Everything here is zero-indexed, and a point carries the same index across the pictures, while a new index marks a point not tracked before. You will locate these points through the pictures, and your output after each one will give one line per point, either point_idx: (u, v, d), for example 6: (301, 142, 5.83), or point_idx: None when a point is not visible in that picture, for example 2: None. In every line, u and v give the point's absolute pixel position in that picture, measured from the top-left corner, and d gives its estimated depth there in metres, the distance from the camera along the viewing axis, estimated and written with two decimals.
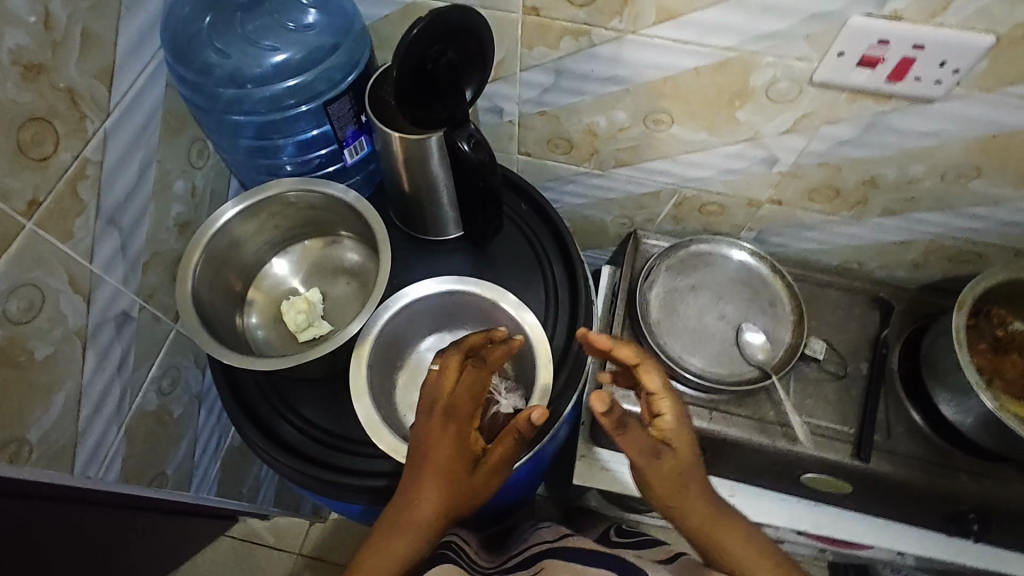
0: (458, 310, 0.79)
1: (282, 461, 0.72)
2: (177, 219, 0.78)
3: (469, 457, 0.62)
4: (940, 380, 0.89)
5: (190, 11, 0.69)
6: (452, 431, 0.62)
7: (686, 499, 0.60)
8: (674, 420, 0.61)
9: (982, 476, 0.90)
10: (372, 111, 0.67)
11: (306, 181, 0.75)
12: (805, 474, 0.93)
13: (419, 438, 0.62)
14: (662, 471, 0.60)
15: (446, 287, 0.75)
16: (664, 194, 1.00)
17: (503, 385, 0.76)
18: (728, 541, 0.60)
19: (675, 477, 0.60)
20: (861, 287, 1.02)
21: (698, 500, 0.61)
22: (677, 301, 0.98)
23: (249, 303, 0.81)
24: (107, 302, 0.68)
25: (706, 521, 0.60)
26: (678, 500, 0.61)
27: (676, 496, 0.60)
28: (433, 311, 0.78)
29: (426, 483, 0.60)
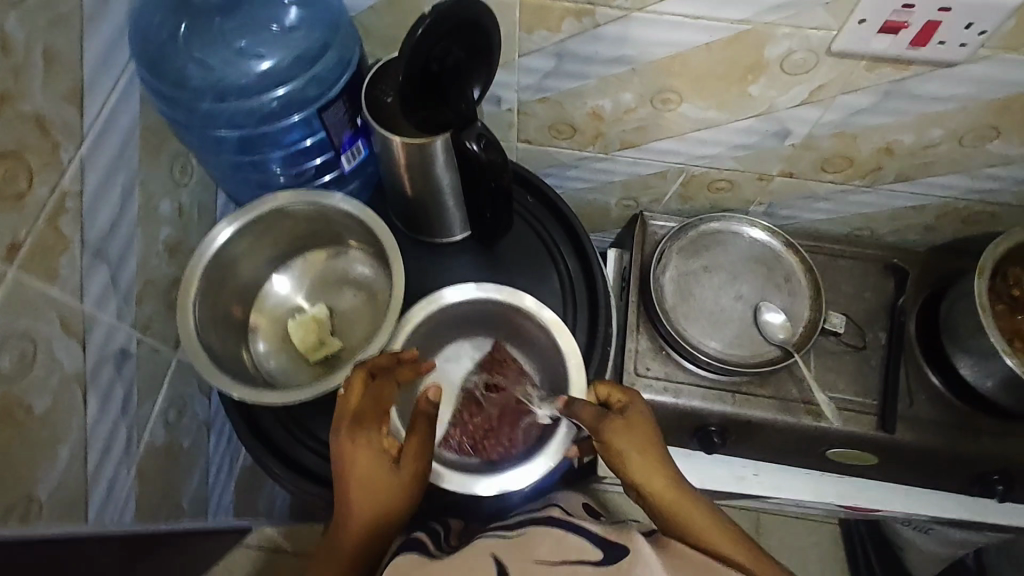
0: (477, 316, 0.76)
1: (305, 488, 0.69)
2: (167, 242, 0.73)
3: (386, 457, 0.59)
4: (960, 344, 0.88)
5: (163, 20, 0.64)
6: (362, 439, 0.58)
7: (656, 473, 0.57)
8: (629, 397, 0.62)
9: (1005, 437, 0.90)
10: (369, 113, 0.63)
11: (303, 194, 0.70)
12: (830, 449, 0.92)
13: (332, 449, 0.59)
14: (622, 442, 0.58)
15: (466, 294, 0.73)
16: (672, 174, 0.96)
17: (535, 394, 0.74)
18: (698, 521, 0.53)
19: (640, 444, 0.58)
20: (874, 254, 1.01)
21: (662, 475, 0.56)
22: (691, 284, 0.96)
23: (253, 329, 0.76)
24: (103, 340, 0.64)
25: (675, 501, 0.55)
26: (646, 471, 0.57)
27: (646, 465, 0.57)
28: (453, 318, 0.75)
29: (347, 492, 0.57)
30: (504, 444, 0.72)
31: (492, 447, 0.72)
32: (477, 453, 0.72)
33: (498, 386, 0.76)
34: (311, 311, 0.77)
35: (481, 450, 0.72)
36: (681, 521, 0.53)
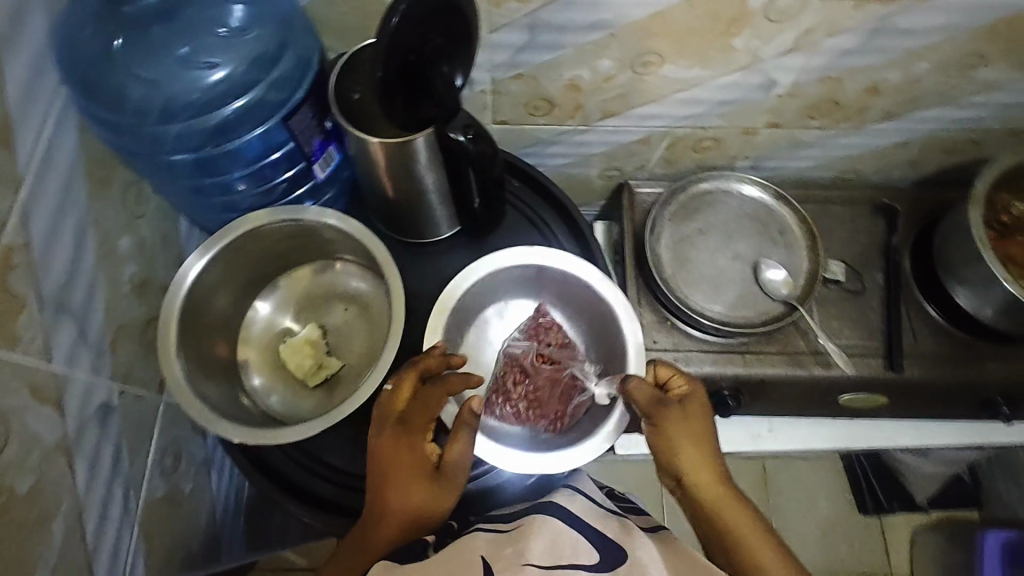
0: (518, 280, 0.75)
1: (326, 521, 0.66)
2: (133, 280, 0.67)
3: (427, 463, 0.57)
4: (956, 275, 0.89)
5: (93, 32, 0.56)
6: (406, 442, 0.57)
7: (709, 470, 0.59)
8: (692, 387, 0.63)
9: (1006, 360, 0.91)
10: (336, 112, 0.59)
11: (277, 211, 0.65)
12: (843, 396, 0.93)
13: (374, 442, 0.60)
14: (679, 429, 0.59)
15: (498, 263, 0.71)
16: (655, 138, 0.93)
17: (589, 369, 0.71)
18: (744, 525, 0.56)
19: (694, 439, 0.59)
20: (862, 195, 1.00)
21: (711, 469, 0.59)
22: (687, 249, 0.94)
23: (242, 363, 0.71)
24: (81, 400, 0.58)
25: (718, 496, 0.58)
26: (697, 467, 0.58)
27: (700, 459, 0.59)
28: (491, 284, 0.74)
29: (381, 493, 0.56)
30: (550, 420, 0.70)
31: (537, 417, 0.70)
32: (521, 421, 0.70)
33: (549, 353, 0.72)
34: (302, 332, 0.72)
35: (525, 420, 0.71)
36: (722, 516, 0.57)
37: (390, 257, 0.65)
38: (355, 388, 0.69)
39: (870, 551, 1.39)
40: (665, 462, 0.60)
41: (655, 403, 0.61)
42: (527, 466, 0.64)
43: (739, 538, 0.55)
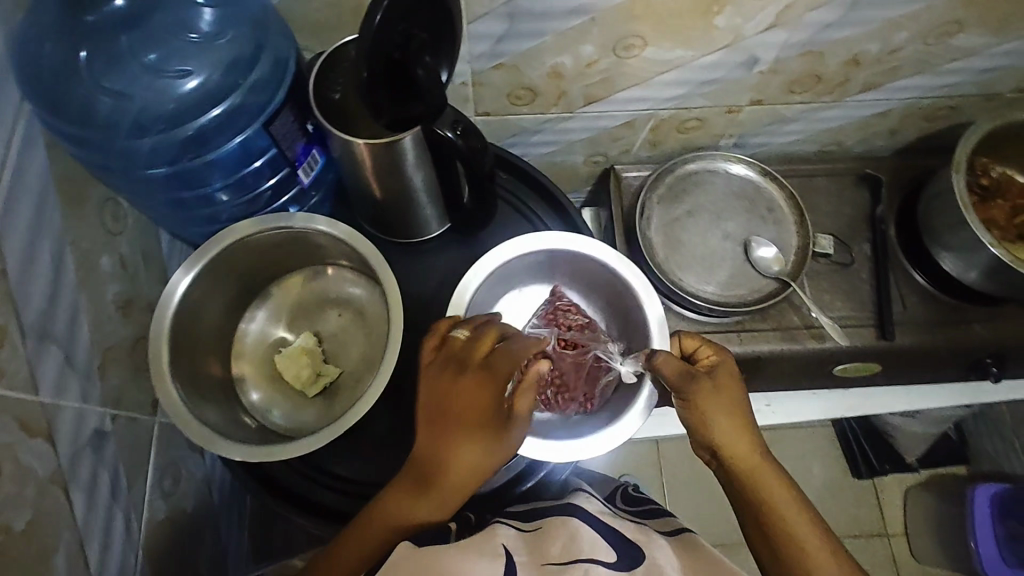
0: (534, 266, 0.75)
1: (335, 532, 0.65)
2: (117, 301, 0.64)
3: (501, 417, 0.56)
4: (940, 241, 0.91)
5: (56, 47, 0.54)
6: (487, 392, 0.56)
7: (743, 443, 0.60)
8: (722, 362, 0.62)
9: (993, 321, 0.93)
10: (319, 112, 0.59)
11: (264, 220, 0.63)
12: (837, 366, 0.94)
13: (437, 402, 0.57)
14: (712, 406, 0.59)
15: (510, 248, 0.70)
16: (639, 122, 0.92)
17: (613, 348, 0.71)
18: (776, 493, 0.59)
19: (728, 413, 0.60)
20: (845, 167, 1.01)
21: (745, 440, 0.60)
22: (677, 231, 0.94)
23: (238, 380, 0.69)
24: (73, 429, 0.56)
25: (751, 465, 0.60)
26: (731, 441, 0.60)
27: (734, 433, 0.60)
28: (506, 273, 0.73)
29: (450, 444, 0.56)
30: (579, 402, 0.70)
31: (567, 402, 0.71)
32: (552, 408, 0.71)
33: (572, 335, 0.72)
34: (298, 341, 0.71)
35: (555, 406, 0.71)
36: (756, 485, 0.59)
37: (388, 264, 0.64)
38: (355, 395, 0.68)
39: (867, 513, 1.43)
40: (698, 435, 0.61)
41: (688, 380, 0.60)
42: (565, 452, 0.64)
43: (771, 503, 0.58)
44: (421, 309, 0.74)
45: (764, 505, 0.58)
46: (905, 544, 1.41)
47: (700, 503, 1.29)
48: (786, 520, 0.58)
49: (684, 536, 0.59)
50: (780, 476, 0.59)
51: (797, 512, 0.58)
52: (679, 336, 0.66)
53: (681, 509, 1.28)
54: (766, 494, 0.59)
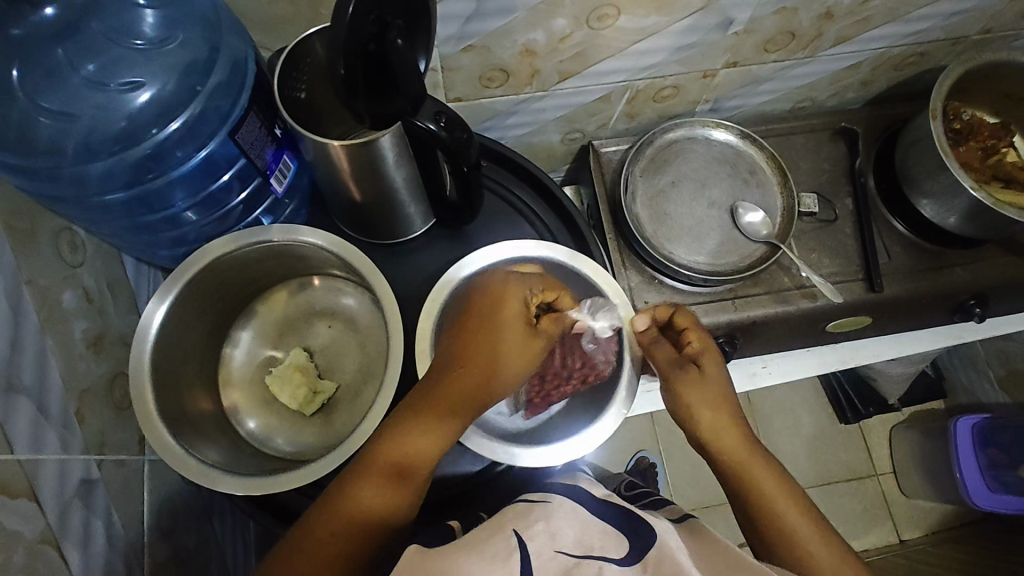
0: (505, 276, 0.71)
1: None
2: (86, 338, 0.59)
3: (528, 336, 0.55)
4: (919, 188, 0.91)
5: None
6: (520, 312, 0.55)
7: (727, 432, 0.61)
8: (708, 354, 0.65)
9: (974, 263, 0.95)
10: (283, 110, 0.55)
11: (242, 236, 0.60)
12: (830, 323, 0.95)
13: (490, 362, 0.53)
14: (695, 397, 0.63)
15: (461, 273, 0.67)
16: (615, 94, 0.89)
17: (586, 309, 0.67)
18: (767, 485, 0.59)
19: (711, 398, 0.63)
20: (820, 123, 1.01)
21: (726, 417, 0.62)
22: (663, 203, 0.92)
23: (231, 407, 0.66)
24: (57, 482, 0.52)
25: (741, 456, 0.61)
26: (716, 430, 0.62)
27: (716, 420, 0.62)
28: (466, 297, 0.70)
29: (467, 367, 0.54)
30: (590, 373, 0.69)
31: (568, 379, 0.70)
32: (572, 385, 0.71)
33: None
34: (288, 360, 0.67)
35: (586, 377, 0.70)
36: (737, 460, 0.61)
37: (377, 270, 0.61)
38: (357, 409, 0.65)
39: (858, 457, 1.47)
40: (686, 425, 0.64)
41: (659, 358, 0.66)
42: (558, 457, 0.64)
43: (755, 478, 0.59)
44: (415, 312, 0.71)
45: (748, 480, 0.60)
46: (894, 482, 1.46)
47: (700, 467, 1.30)
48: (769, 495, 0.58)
49: (689, 522, 0.59)
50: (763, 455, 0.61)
51: (792, 507, 0.58)
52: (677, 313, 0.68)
53: (682, 475, 1.30)
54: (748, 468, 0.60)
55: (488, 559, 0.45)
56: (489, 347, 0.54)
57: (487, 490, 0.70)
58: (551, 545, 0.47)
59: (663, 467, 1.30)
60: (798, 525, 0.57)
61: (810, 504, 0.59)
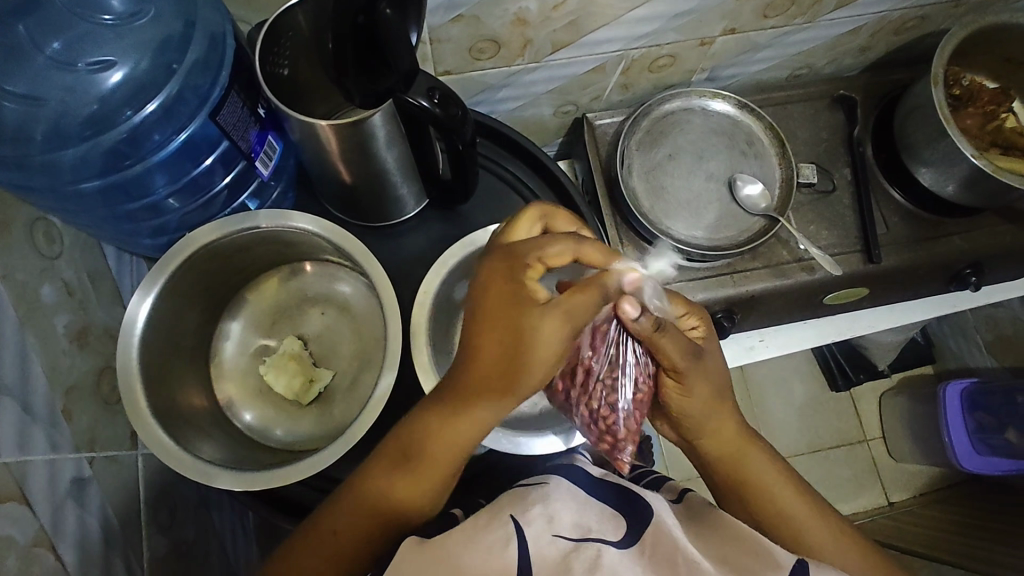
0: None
1: None
2: (69, 333, 0.57)
3: (519, 321, 0.46)
4: (918, 156, 0.90)
5: None
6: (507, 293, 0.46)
7: (721, 427, 0.59)
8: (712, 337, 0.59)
9: (970, 232, 0.95)
10: (262, 74, 0.52)
11: (228, 222, 0.57)
12: (828, 295, 0.94)
13: (497, 354, 0.47)
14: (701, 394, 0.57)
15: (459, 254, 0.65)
16: (610, 64, 0.86)
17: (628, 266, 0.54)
18: (759, 476, 0.59)
19: (718, 388, 0.58)
20: (818, 91, 0.99)
21: (733, 436, 0.60)
22: (660, 177, 0.90)
23: (225, 399, 0.64)
24: (47, 483, 0.50)
25: (735, 449, 0.60)
26: (711, 430, 0.59)
27: (714, 416, 0.59)
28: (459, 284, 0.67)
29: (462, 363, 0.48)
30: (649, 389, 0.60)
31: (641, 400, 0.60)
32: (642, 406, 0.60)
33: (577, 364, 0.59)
34: (282, 349, 0.66)
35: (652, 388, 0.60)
36: (750, 485, 0.59)
37: (371, 255, 0.59)
38: (354, 397, 0.64)
39: (849, 424, 1.49)
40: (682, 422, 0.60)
41: (658, 331, 0.52)
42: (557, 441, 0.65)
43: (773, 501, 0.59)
44: (410, 296, 0.69)
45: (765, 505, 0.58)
46: (883, 447, 1.49)
47: None
48: (791, 513, 0.58)
49: (690, 498, 0.59)
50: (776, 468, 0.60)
51: (786, 490, 0.59)
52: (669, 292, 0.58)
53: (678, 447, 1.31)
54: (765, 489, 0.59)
55: (494, 550, 0.44)
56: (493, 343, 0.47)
57: (489, 474, 0.69)
58: (550, 529, 0.47)
59: (659, 440, 1.31)
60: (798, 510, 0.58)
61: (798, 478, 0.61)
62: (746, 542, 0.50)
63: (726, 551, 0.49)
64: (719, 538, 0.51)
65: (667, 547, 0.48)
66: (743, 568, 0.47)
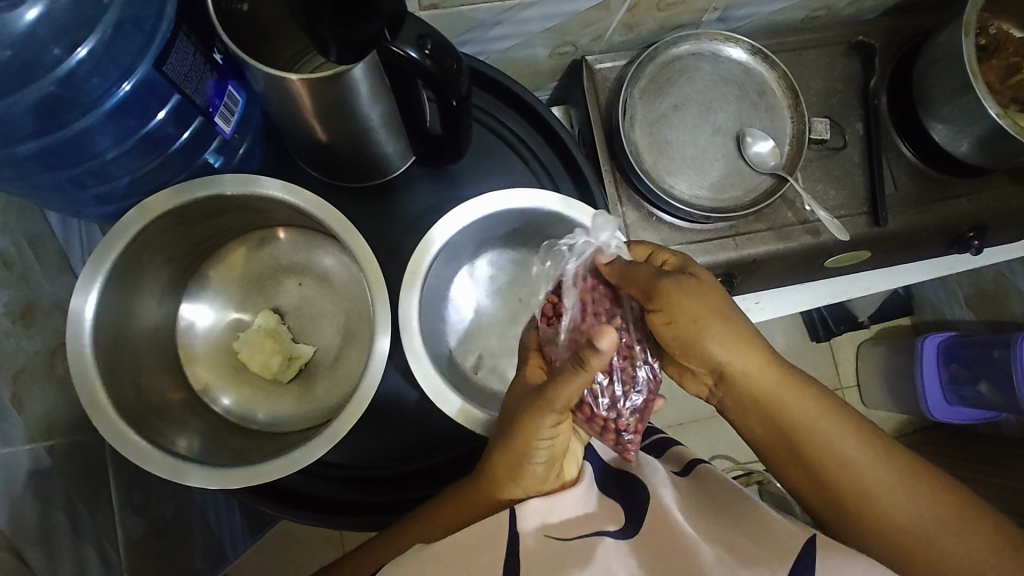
0: (494, 229, 0.65)
1: (326, 521, 0.59)
2: (12, 312, 0.51)
3: (520, 395, 0.54)
4: (934, 112, 0.85)
5: None
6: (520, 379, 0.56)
7: (744, 360, 0.52)
8: (685, 258, 0.55)
9: (978, 193, 0.91)
10: (211, 8, 0.45)
11: (187, 187, 0.51)
12: (829, 259, 0.91)
13: (504, 418, 0.54)
14: (700, 312, 0.51)
15: (452, 227, 0.60)
16: (616, 1, 0.76)
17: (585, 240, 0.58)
18: (798, 412, 0.52)
19: (720, 308, 0.52)
20: (835, 36, 0.91)
21: (768, 373, 0.53)
22: (664, 129, 0.83)
23: (196, 380, 0.60)
24: (1, 482, 0.46)
25: (767, 385, 0.53)
26: (737, 363, 0.53)
27: (730, 344, 0.52)
28: (447, 257, 0.63)
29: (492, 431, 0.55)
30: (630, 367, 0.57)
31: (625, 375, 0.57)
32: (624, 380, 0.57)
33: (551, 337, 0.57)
34: (257, 325, 0.61)
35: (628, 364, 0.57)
36: (801, 434, 0.52)
37: (353, 229, 0.53)
38: (339, 375, 0.60)
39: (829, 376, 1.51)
40: (695, 358, 0.53)
41: (628, 272, 0.55)
42: None
43: (833, 449, 0.51)
44: (397, 266, 0.63)
45: (830, 462, 0.51)
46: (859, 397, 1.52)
47: None
48: (847, 451, 0.51)
49: (699, 468, 0.58)
50: (827, 406, 0.53)
51: (837, 426, 0.52)
52: (630, 245, 0.59)
53: None
54: (829, 444, 0.51)
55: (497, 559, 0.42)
56: (506, 429, 0.52)
57: None
58: (542, 526, 0.48)
59: None
60: (853, 450, 0.51)
61: (848, 409, 0.54)
62: (755, 526, 0.47)
63: (730, 537, 0.47)
64: (727, 523, 0.49)
65: (664, 544, 0.47)
66: (745, 556, 0.44)
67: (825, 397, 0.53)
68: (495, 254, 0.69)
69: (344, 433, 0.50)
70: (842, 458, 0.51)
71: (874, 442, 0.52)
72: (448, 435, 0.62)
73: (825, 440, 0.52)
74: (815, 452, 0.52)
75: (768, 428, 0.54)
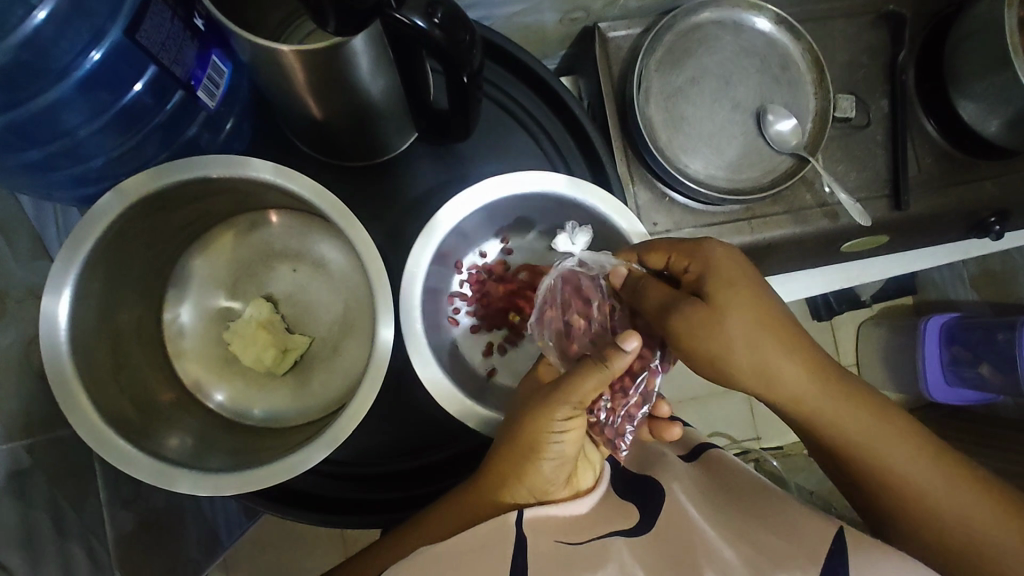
0: (497, 216, 0.61)
1: (318, 519, 0.56)
2: None
3: (528, 394, 0.52)
4: (963, 89, 0.80)
5: None
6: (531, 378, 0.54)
7: (784, 378, 0.46)
8: (706, 265, 0.47)
9: (1004, 176, 0.87)
10: None
11: (171, 168, 0.47)
12: (845, 243, 0.88)
13: (510, 415, 0.51)
14: (733, 327, 0.45)
15: (457, 213, 0.56)
16: None
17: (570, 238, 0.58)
18: (850, 432, 0.46)
19: (753, 321, 0.45)
20: (864, 4, 0.85)
21: (816, 392, 0.46)
22: (681, 104, 0.79)
23: (186, 373, 0.56)
24: None
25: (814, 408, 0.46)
26: (780, 386, 0.46)
27: (766, 360, 0.45)
28: (451, 246, 0.59)
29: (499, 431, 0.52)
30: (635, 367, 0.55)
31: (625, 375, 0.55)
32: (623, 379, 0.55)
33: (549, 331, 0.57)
34: (250, 315, 0.57)
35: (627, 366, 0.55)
36: (850, 453, 0.47)
37: (352, 215, 0.49)
38: (337, 368, 0.57)
39: None
40: (727, 378, 0.47)
41: (640, 292, 0.51)
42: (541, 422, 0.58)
43: (889, 470, 0.46)
44: (397, 252, 0.60)
45: (882, 481, 0.47)
46: None
47: None
48: (903, 472, 0.46)
49: (710, 453, 0.56)
50: (887, 425, 0.46)
51: (894, 448, 0.46)
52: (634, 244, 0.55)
53: None
54: (884, 464, 0.46)
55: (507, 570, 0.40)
56: (512, 428, 0.49)
57: None
58: (552, 534, 0.45)
59: None
60: (913, 470, 0.46)
61: (911, 424, 0.47)
62: (776, 526, 0.45)
63: (756, 536, 0.44)
64: (748, 519, 0.46)
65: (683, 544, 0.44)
66: (773, 553, 0.42)
67: (884, 415, 0.47)
68: (496, 240, 0.65)
69: (347, 434, 0.47)
70: (902, 480, 0.46)
71: (938, 459, 0.46)
72: (452, 430, 0.59)
73: (880, 460, 0.46)
74: (870, 470, 0.47)
75: (812, 441, 0.49)
